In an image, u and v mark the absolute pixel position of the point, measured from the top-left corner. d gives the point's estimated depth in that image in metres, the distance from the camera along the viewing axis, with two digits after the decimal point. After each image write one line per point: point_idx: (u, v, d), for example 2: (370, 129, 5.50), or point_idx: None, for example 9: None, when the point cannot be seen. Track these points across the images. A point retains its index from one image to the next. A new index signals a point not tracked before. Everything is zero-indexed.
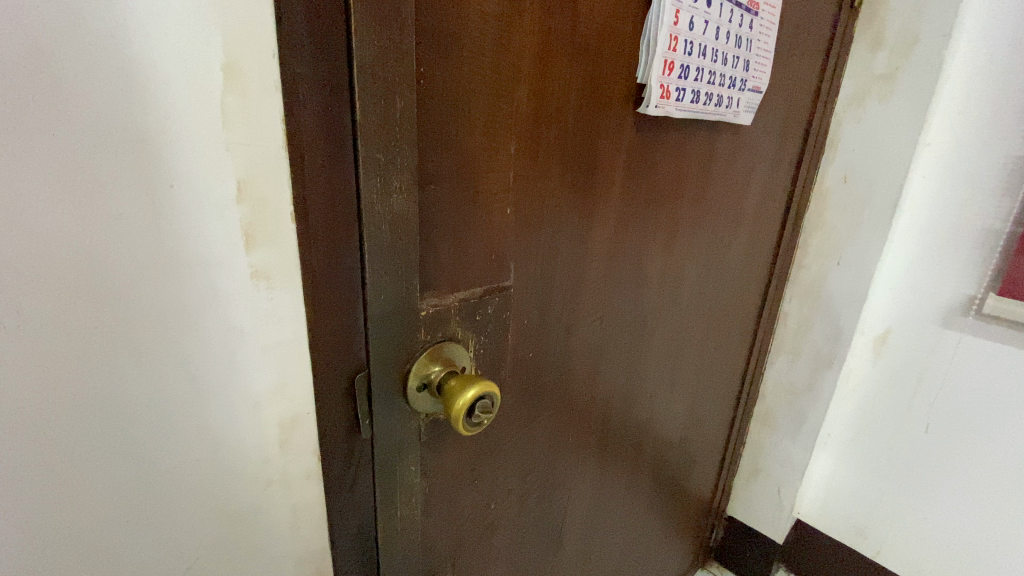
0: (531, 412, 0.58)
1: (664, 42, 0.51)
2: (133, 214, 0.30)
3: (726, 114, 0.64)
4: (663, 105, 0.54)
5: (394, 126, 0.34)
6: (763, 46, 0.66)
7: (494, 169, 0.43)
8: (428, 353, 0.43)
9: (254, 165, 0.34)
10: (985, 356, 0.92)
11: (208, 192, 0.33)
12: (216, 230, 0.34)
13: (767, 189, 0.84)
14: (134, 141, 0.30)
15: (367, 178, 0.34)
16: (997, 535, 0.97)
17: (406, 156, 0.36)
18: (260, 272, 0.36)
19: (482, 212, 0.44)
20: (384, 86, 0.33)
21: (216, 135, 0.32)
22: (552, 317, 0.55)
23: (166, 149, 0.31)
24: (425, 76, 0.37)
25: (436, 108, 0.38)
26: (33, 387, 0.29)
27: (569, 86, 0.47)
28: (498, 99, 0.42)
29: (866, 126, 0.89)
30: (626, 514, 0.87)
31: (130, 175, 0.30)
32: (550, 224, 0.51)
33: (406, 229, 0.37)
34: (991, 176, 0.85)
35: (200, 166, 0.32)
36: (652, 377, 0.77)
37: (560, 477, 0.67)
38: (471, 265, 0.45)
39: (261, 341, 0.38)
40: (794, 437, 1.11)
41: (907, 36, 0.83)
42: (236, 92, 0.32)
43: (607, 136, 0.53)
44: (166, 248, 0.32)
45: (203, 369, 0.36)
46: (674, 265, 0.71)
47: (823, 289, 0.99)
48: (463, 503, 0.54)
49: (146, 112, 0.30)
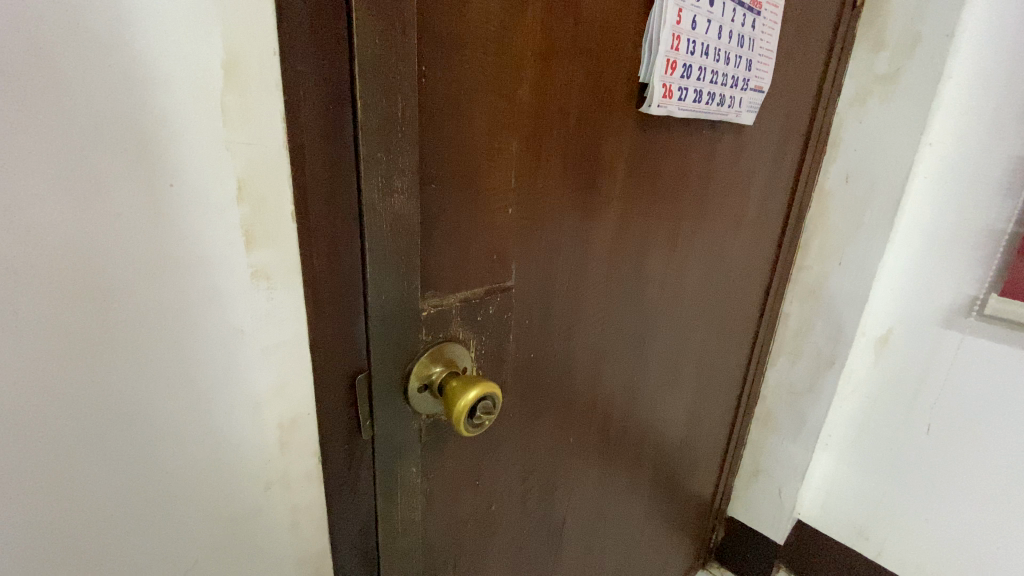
0: (532, 412, 0.58)
1: (667, 42, 0.51)
2: (133, 214, 0.30)
3: (728, 114, 0.64)
4: (666, 104, 0.54)
5: (395, 124, 0.34)
6: (766, 45, 0.65)
7: (496, 169, 0.43)
8: (429, 353, 0.42)
9: (254, 164, 0.34)
10: (986, 357, 0.92)
11: (209, 191, 0.32)
12: (215, 230, 0.33)
13: (769, 189, 0.84)
14: (134, 141, 0.29)
15: (369, 177, 0.34)
16: (998, 536, 0.97)
17: (408, 155, 0.35)
18: (260, 272, 0.36)
19: (484, 212, 0.44)
20: (385, 84, 0.33)
21: (216, 133, 0.32)
22: (553, 317, 0.55)
23: (166, 148, 0.30)
24: (427, 74, 0.36)
25: (438, 107, 0.38)
26: (32, 389, 0.29)
27: (571, 85, 0.46)
28: (500, 98, 0.41)
29: (868, 126, 0.89)
30: (627, 515, 0.87)
31: (131, 176, 0.30)
32: (551, 224, 0.50)
33: (407, 228, 0.37)
34: (993, 177, 0.85)
35: (200, 166, 0.32)
36: (653, 378, 0.77)
37: (561, 478, 0.67)
38: (472, 265, 0.44)
39: (261, 341, 0.38)
40: (794, 437, 1.10)
41: (909, 36, 0.82)
42: (235, 91, 0.32)
43: (609, 136, 0.52)
44: (166, 248, 0.32)
45: (203, 369, 0.35)
46: (675, 265, 0.70)
47: (824, 289, 0.99)
48: (464, 504, 0.54)
49: (146, 112, 0.29)
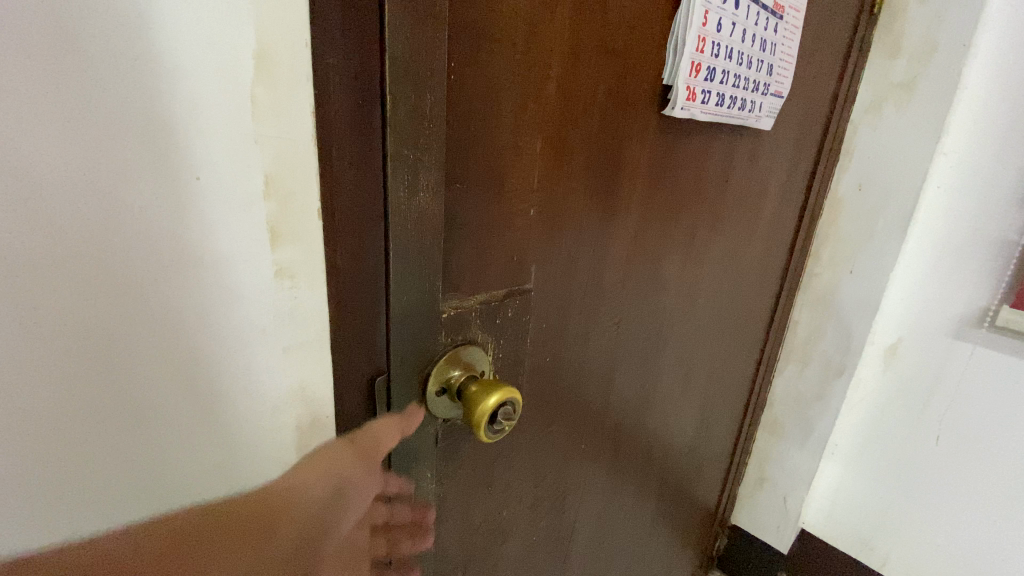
0: (547, 416, 0.57)
1: (692, 43, 0.50)
2: (156, 208, 0.29)
3: (748, 118, 0.63)
4: (689, 107, 0.53)
5: (423, 123, 0.33)
6: (787, 50, 0.65)
7: (520, 170, 0.42)
8: (448, 357, 0.41)
9: (282, 158, 0.32)
10: (997, 369, 0.91)
11: (234, 186, 0.31)
12: (240, 225, 0.32)
13: (784, 194, 0.82)
14: (157, 131, 0.28)
15: (396, 175, 0.33)
16: (1004, 549, 0.96)
17: (434, 153, 0.34)
18: (285, 270, 0.34)
19: (507, 213, 0.43)
20: (416, 80, 0.32)
21: (244, 127, 0.30)
22: (569, 321, 0.54)
23: (192, 141, 0.29)
24: (455, 72, 0.35)
25: (466, 104, 0.37)
26: (46, 377, 0.29)
27: (596, 86, 0.46)
28: (526, 97, 0.40)
29: (882, 134, 0.88)
30: (633, 525, 0.85)
31: (151, 168, 0.29)
32: (570, 226, 0.49)
33: (431, 229, 0.36)
34: (1007, 189, 0.85)
35: (228, 159, 0.31)
36: (665, 384, 0.76)
37: (571, 484, 0.66)
38: (492, 266, 0.44)
39: (282, 342, 0.36)
40: (802, 445, 1.10)
41: (925, 46, 0.82)
42: (266, 82, 0.30)
43: (631, 138, 0.51)
44: (187, 245, 0.31)
45: (221, 367, 0.34)
46: (692, 269, 0.69)
47: (835, 297, 0.98)
48: (476, 509, 0.53)
49: (173, 101, 0.28)
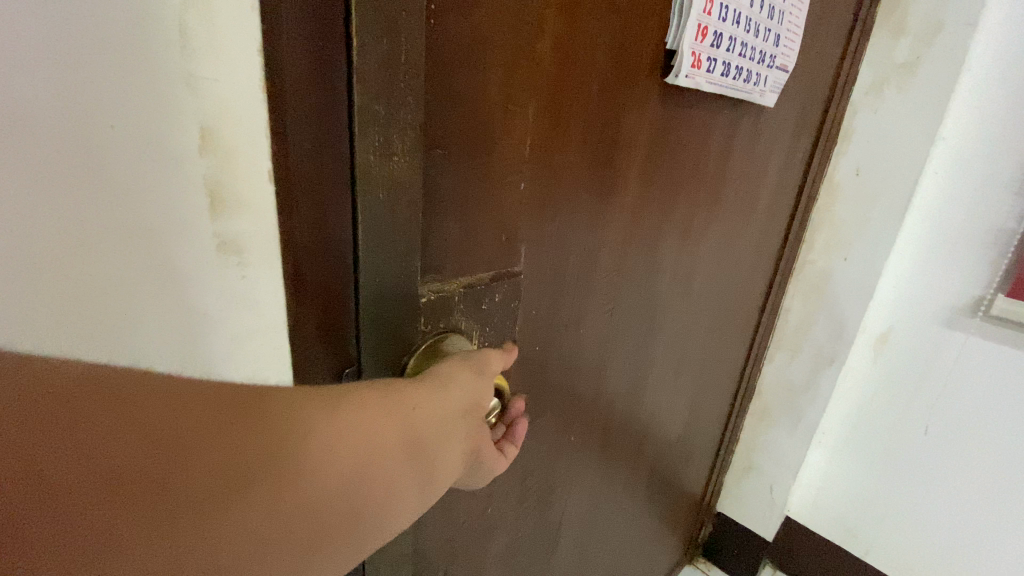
0: (534, 409, 0.53)
1: (699, 4, 0.45)
2: (64, 159, 0.25)
3: (753, 92, 0.59)
4: (693, 75, 0.49)
5: (397, 72, 0.28)
6: (794, 21, 0.61)
7: (511, 136, 0.38)
8: (428, 346, 0.37)
9: (225, 108, 0.27)
10: (989, 358, 0.90)
11: (169, 138, 0.27)
12: (174, 186, 0.28)
13: (783, 176, 0.79)
14: (58, 65, 0.24)
15: (364, 134, 0.28)
16: (988, 536, 0.96)
17: (411, 112, 0.30)
18: (230, 245, 0.30)
19: (495, 186, 0.38)
20: (388, 20, 0.27)
21: (173, 66, 0.25)
22: (560, 307, 0.50)
23: (105, 79, 0.25)
24: (436, 16, 0.30)
25: (449, 55, 0.32)
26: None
27: (595, 44, 0.41)
28: (518, 52, 0.36)
29: (882, 117, 0.85)
30: (619, 516, 0.83)
31: (54, 111, 0.24)
32: (565, 202, 0.45)
33: (407, 199, 0.31)
34: (1008, 175, 0.82)
35: (153, 106, 0.26)
36: (656, 373, 0.73)
37: (558, 477, 0.63)
38: (479, 246, 0.39)
39: (231, 328, 0.31)
40: (790, 434, 1.08)
41: (930, 25, 0.79)
42: (200, 11, 0.25)
43: (631, 107, 0.47)
44: (109, 203, 0.27)
45: (165, 341, 0.31)
46: (688, 253, 0.65)
47: (829, 284, 0.96)
48: (459, 506, 0.50)
49: (75, 27, 0.24)
